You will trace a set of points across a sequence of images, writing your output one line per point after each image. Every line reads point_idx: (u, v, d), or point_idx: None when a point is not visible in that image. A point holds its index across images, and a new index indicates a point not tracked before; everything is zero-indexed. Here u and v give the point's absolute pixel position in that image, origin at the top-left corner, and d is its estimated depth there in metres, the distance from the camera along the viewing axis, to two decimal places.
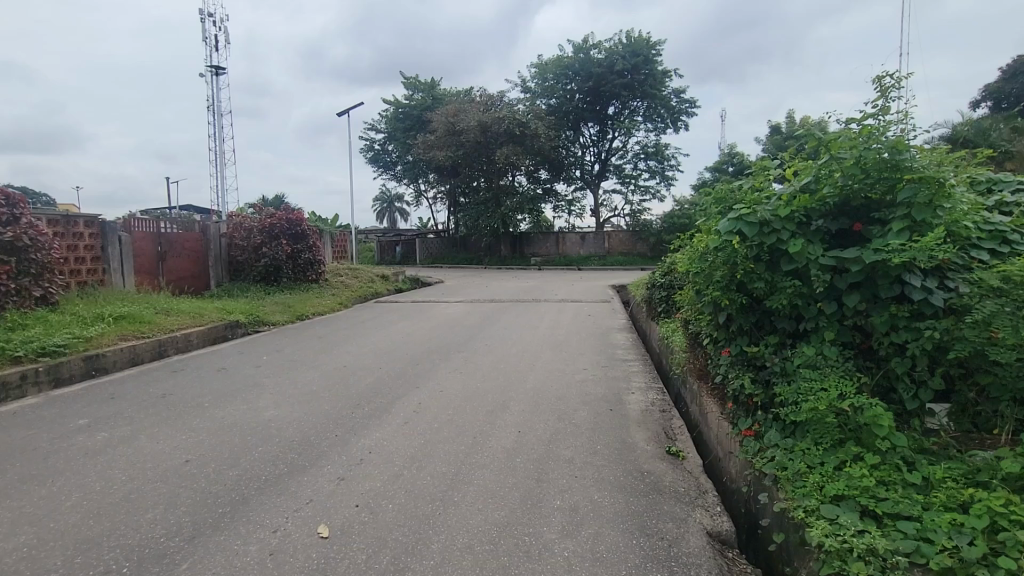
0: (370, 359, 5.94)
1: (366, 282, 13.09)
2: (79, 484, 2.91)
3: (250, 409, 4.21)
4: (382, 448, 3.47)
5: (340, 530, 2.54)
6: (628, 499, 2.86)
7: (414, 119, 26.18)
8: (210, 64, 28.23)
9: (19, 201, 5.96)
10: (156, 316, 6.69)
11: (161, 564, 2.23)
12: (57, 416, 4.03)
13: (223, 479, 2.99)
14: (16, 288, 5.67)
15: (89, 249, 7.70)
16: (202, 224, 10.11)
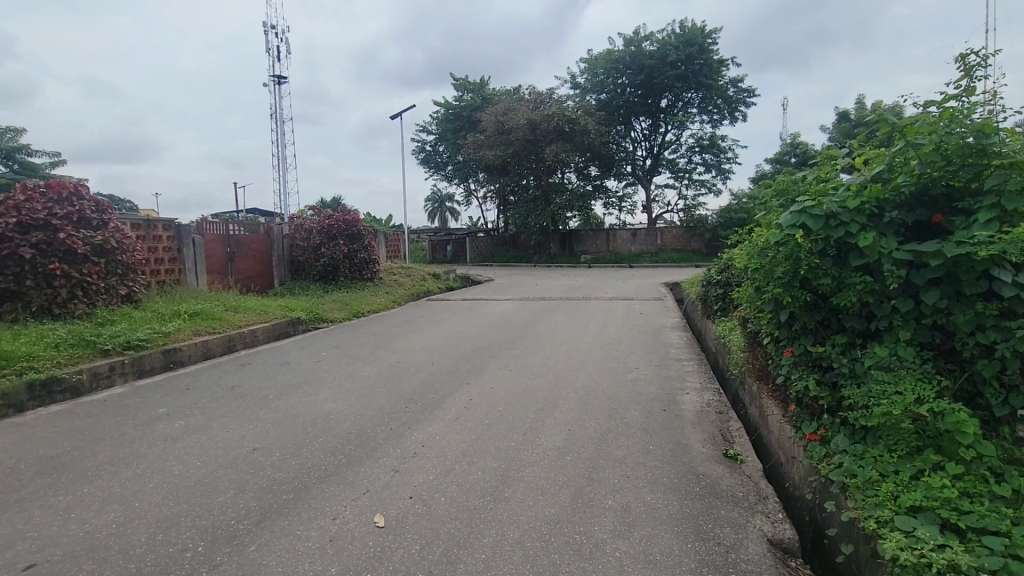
0: (423, 356, 6.07)
1: (418, 281, 13.41)
2: (160, 468, 3.14)
3: (310, 402, 4.41)
4: (435, 443, 3.55)
5: (395, 520, 2.61)
6: (682, 502, 2.79)
7: (464, 119, 26.53)
8: (273, 74, 29.79)
9: (108, 207, 6.50)
10: (225, 313, 7.13)
11: (231, 545, 2.37)
12: (140, 405, 4.37)
13: (286, 467, 3.15)
14: (105, 287, 6.19)
15: (166, 251, 8.30)
16: (267, 225, 10.67)
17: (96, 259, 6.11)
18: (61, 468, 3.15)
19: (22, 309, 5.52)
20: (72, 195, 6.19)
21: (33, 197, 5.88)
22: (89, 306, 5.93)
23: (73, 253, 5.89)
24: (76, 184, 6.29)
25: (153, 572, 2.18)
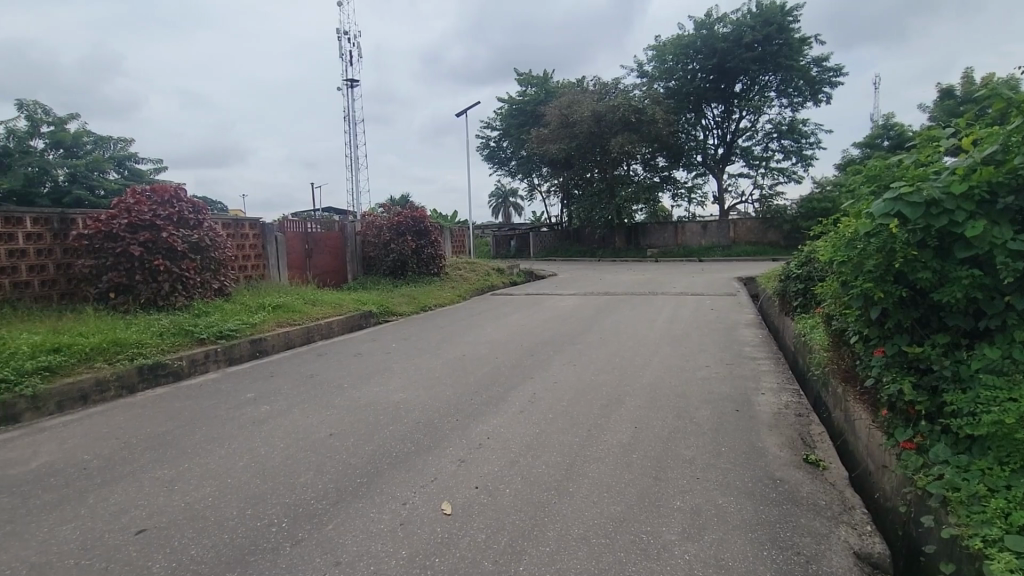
0: (488, 350, 6.17)
1: (483, 275, 13.62)
2: (248, 448, 3.40)
3: (381, 391, 4.60)
4: (500, 435, 3.59)
5: (461, 508, 2.67)
6: (757, 508, 2.65)
7: (528, 114, 26.55)
8: (346, 78, 31.29)
9: (203, 208, 7.10)
10: (305, 306, 7.59)
11: (312, 522, 2.53)
12: (231, 390, 4.75)
13: (360, 453, 3.30)
14: (201, 281, 6.76)
15: (253, 247, 8.95)
16: (341, 223, 11.24)
17: (193, 256, 6.70)
18: (166, 445, 3.49)
19: (133, 301, 6.14)
20: (173, 197, 6.80)
21: (140, 201, 6.50)
22: (188, 299, 6.50)
23: (174, 251, 6.48)
24: (176, 188, 6.91)
25: (243, 543, 2.37)
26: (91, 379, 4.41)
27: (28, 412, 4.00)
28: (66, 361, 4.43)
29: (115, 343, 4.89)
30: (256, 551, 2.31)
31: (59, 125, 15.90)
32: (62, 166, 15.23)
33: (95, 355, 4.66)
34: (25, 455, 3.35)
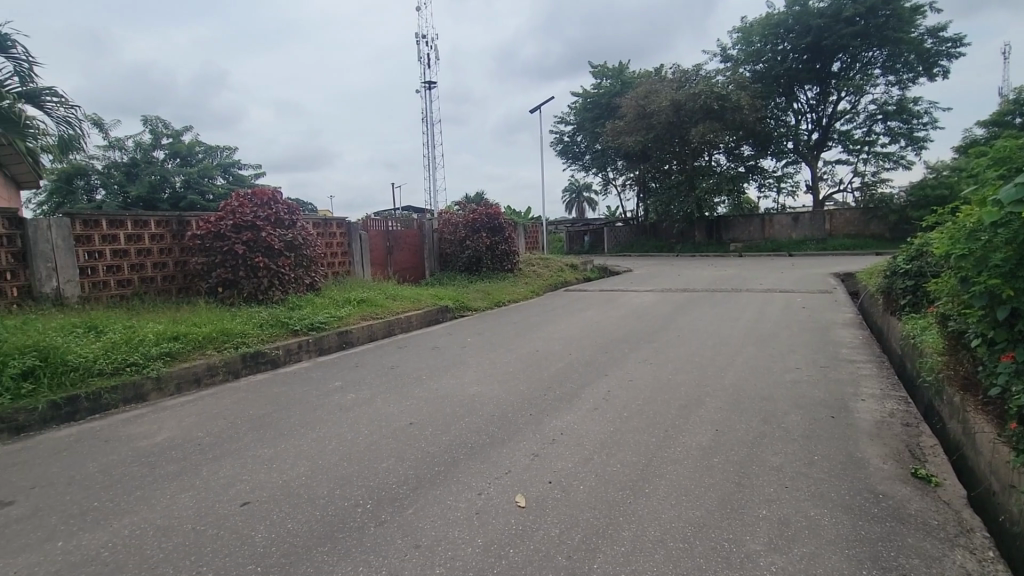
0: (562, 346, 6.15)
1: (556, 271, 13.59)
2: (337, 433, 3.63)
3: (457, 384, 4.73)
4: (573, 431, 3.57)
5: (535, 502, 2.69)
6: (855, 523, 2.44)
7: (603, 106, 26.07)
8: (424, 80, 32.40)
9: (296, 209, 7.64)
10: (386, 300, 7.97)
11: (394, 506, 2.66)
12: (321, 378, 5.09)
13: (438, 442, 3.42)
14: (295, 277, 7.31)
15: (339, 245, 9.52)
16: (420, 221, 11.67)
17: (288, 254, 7.25)
18: (265, 426, 3.81)
19: (237, 295, 6.77)
20: (270, 200, 7.38)
21: (243, 203, 7.11)
22: (283, 293, 7.05)
23: (272, 249, 7.04)
24: (273, 191, 7.48)
25: (333, 521, 2.53)
26: (204, 364, 4.91)
27: (154, 392, 4.52)
28: (183, 349, 4.96)
29: (223, 333, 5.40)
30: (344, 529, 2.46)
31: (176, 137, 17.77)
32: (178, 173, 17.03)
33: (207, 343, 5.17)
34: (151, 430, 3.79)
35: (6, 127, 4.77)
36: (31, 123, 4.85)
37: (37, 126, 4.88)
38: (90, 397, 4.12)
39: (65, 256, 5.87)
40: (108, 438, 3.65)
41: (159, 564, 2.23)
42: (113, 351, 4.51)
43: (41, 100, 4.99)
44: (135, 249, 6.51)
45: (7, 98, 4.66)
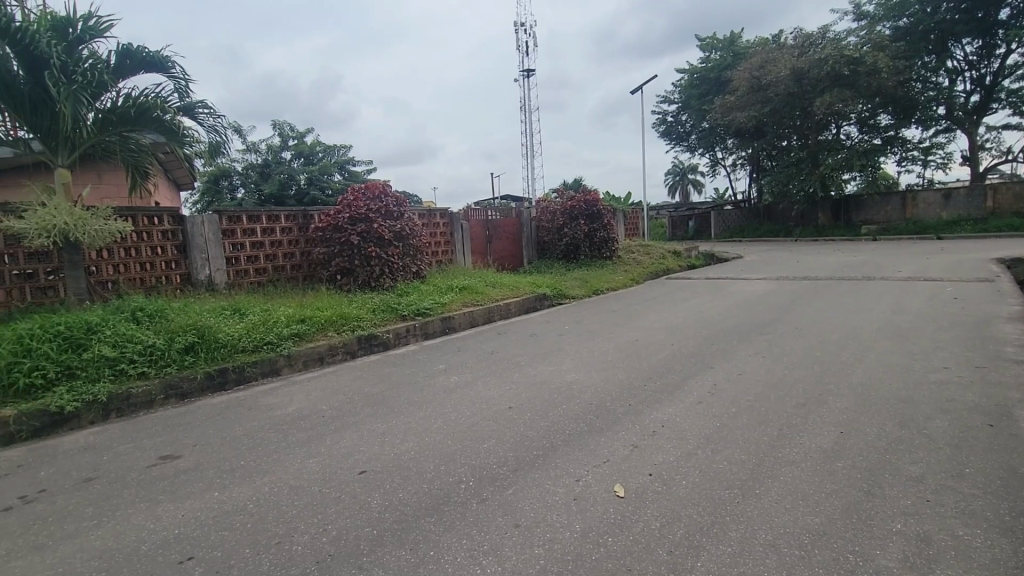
0: (663, 335, 5.91)
1: (657, 259, 13.08)
2: (441, 413, 3.83)
3: (555, 371, 4.75)
4: (676, 424, 3.44)
5: (634, 493, 2.63)
6: (1018, 549, 2.09)
7: (711, 82, 24.40)
8: (523, 69, 32.69)
9: (404, 201, 8.11)
10: (486, 288, 8.20)
11: (495, 485, 2.75)
12: (427, 361, 5.39)
13: (536, 427, 3.47)
14: (403, 265, 7.78)
15: (442, 235, 9.94)
16: (518, 210, 11.84)
17: (396, 244, 7.73)
18: (378, 403, 4.12)
19: (353, 282, 7.36)
20: (381, 193, 7.89)
21: (358, 197, 7.68)
22: (393, 280, 7.55)
23: (382, 239, 7.55)
24: (383, 185, 7.99)
25: (438, 494, 2.68)
26: (326, 345, 5.42)
27: (285, 368, 5.07)
28: (309, 330, 5.50)
29: (341, 316, 5.91)
30: (449, 503, 2.60)
31: (300, 139, 19.59)
32: (302, 172, 18.77)
33: (328, 325, 5.69)
34: (283, 402, 4.26)
35: (169, 137, 5.58)
36: (187, 132, 5.61)
37: (192, 134, 5.64)
38: (236, 370, 4.72)
39: (215, 247, 6.74)
40: (250, 406, 4.17)
41: (293, 519, 2.51)
42: (253, 331, 5.12)
43: (195, 111, 5.74)
44: (269, 241, 7.31)
45: (169, 111, 5.41)
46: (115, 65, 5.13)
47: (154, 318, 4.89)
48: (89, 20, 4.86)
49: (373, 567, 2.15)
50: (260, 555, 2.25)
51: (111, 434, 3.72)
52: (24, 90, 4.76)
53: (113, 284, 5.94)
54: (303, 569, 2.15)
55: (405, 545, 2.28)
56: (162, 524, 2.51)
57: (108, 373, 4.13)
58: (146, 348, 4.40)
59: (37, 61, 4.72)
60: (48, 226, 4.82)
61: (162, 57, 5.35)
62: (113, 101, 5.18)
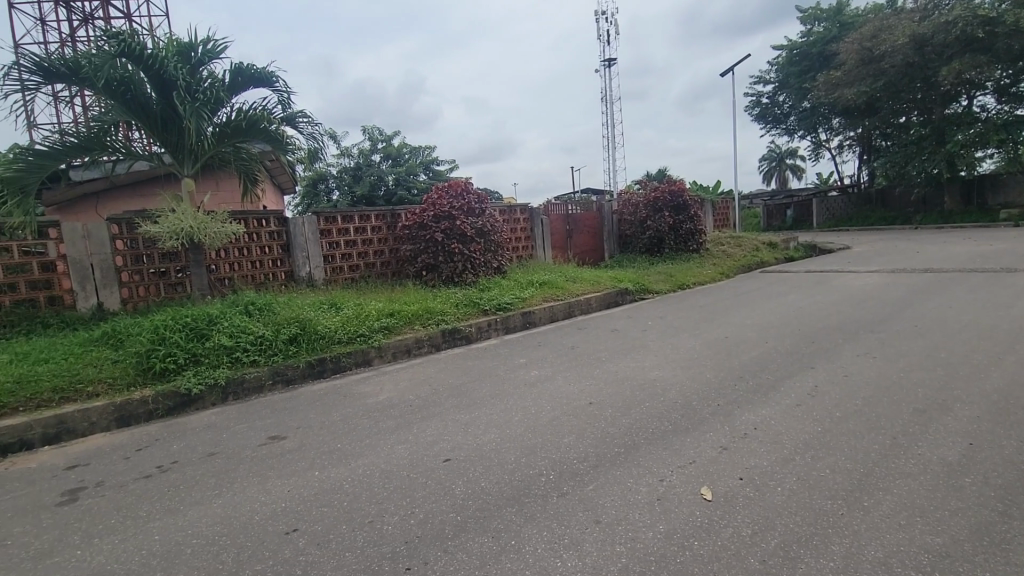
0: (757, 333, 5.55)
1: (750, 251, 12.29)
2: (523, 406, 3.87)
3: (638, 368, 4.63)
4: (771, 427, 3.22)
5: (723, 497, 2.50)
6: None
7: (813, 57, 22.40)
8: (606, 58, 32.04)
9: (485, 198, 8.29)
10: (566, 282, 8.17)
11: (576, 480, 2.73)
12: (508, 355, 5.47)
13: (618, 424, 3.40)
14: (484, 261, 7.95)
15: (523, 230, 10.01)
16: (599, 204, 11.66)
17: (478, 240, 7.91)
18: (462, 395, 4.24)
19: (437, 277, 7.63)
20: (464, 191, 8.10)
21: (441, 195, 7.94)
22: (475, 276, 7.74)
23: (465, 236, 7.76)
24: (465, 183, 8.21)
25: (519, 486, 2.71)
26: (413, 338, 5.67)
27: (376, 359, 5.39)
28: (397, 324, 5.77)
29: (427, 311, 6.15)
30: (530, 495, 2.62)
31: (388, 142, 20.60)
32: (390, 173, 19.71)
33: (415, 319, 5.96)
34: (375, 390, 4.53)
35: (274, 145, 6.10)
36: (290, 141, 6.10)
37: (294, 142, 6.13)
38: (333, 360, 5.08)
39: (314, 246, 7.28)
40: (346, 394, 4.47)
41: (384, 500, 2.66)
42: (347, 323, 5.48)
43: (296, 121, 6.22)
44: (361, 240, 7.77)
45: (274, 122, 5.91)
46: (230, 83, 5.69)
47: (263, 311, 5.38)
48: (208, 43, 5.42)
49: (456, 552, 2.22)
50: (354, 531, 2.41)
51: (228, 414, 4.16)
52: (157, 110, 5.41)
53: (229, 281, 6.61)
54: (392, 548, 2.27)
55: (487, 532, 2.33)
56: (270, 498, 2.77)
57: (226, 359, 4.61)
58: (257, 338, 4.86)
59: (167, 84, 5.34)
60: (178, 229, 5.47)
61: (268, 73, 5.86)
62: (228, 115, 5.74)
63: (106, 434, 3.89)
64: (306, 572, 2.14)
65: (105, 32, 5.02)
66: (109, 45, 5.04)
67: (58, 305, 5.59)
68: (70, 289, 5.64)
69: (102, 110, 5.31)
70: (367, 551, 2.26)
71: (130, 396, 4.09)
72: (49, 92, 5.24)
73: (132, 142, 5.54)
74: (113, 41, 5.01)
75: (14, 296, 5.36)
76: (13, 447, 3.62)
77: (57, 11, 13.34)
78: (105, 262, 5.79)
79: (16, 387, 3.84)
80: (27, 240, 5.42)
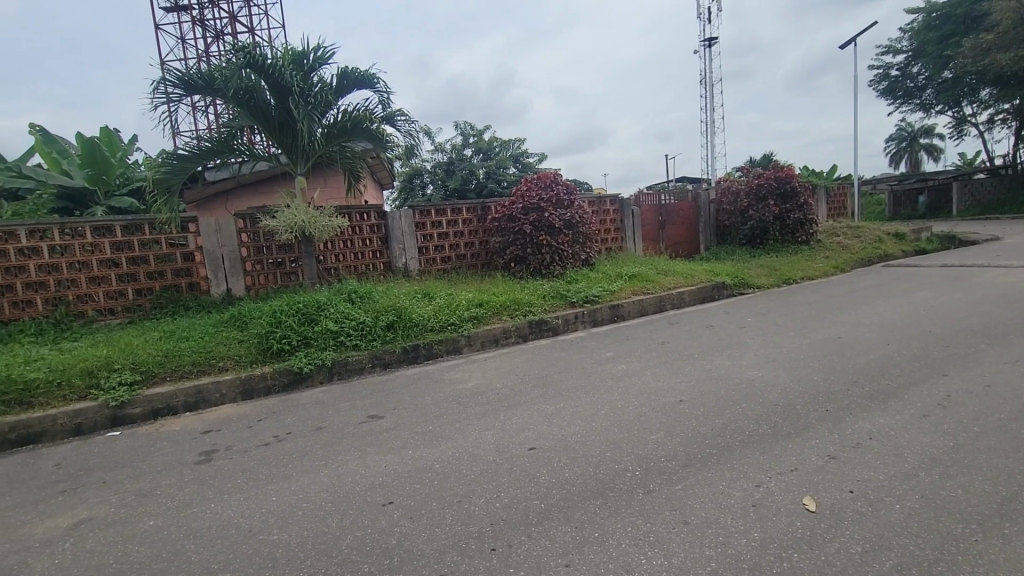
0: (876, 334, 4.98)
1: (871, 242, 11.05)
2: (609, 400, 3.81)
3: (734, 367, 4.35)
4: (889, 438, 2.89)
5: (829, 509, 2.29)
6: None
7: (957, 20, 19.23)
8: (706, 39, 30.26)
9: (574, 189, 8.22)
10: (658, 275, 7.88)
11: (663, 479, 2.64)
12: (596, 348, 5.40)
13: (710, 424, 3.23)
14: (572, 253, 7.90)
15: (613, 221, 9.79)
16: (695, 193, 11.10)
17: (566, 232, 7.86)
18: (548, 385, 4.27)
19: (525, 269, 7.70)
20: (552, 182, 8.10)
21: (531, 187, 7.98)
22: (563, 268, 7.72)
23: (553, 228, 7.75)
24: (554, 174, 8.20)
25: (603, 479, 2.68)
26: (501, 328, 5.80)
27: (466, 347, 5.57)
28: (486, 314, 5.92)
29: (515, 302, 6.23)
30: (613, 489, 2.58)
31: (480, 136, 21.06)
32: (481, 167, 20.16)
33: (503, 309, 6.08)
34: (463, 377, 4.69)
35: (375, 144, 6.48)
36: (389, 138, 6.46)
37: (392, 140, 6.47)
38: (426, 347, 5.34)
39: (410, 238, 7.66)
40: (437, 380, 4.68)
41: (471, 482, 2.75)
42: (440, 312, 5.72)
43: (395, 120, 6.56)
44: (452, 232, 8.05)
45: (375, 121, 6.27)
46: (336, 86, 6.12)
47: (364, 299, 5.76)
48: (318, 51, 5.87)
49: (540, 538, 2.24)
50: (444, 509, 2.52)
51: (334, 393, 4.52)
52: (275, 115, 5.97)
53: (335, 271, 7.16)
54: (478, 528, 2.35)
55: (571, 522, 2.33)
56: (369, 471, 2.98)
57: (332, 343, 5.00)
58: (359, 324, 5.21)
59: (284, 90, 5.87)
60: (292, 223, 6.01)
61: (370, 75, 6.23)
62: (334, 117, 6.19)
63: (232, 405, 4.40)
64: (400, 542, 2.28)
65: (232, 46, 5.61)
66: (236, 58, 5.63)
67: (196, 290, 6.38)
68: (205, 277, 6.42)
69: (231, 116, 5.94)
70: (455, 529, 2.35)
71: (252, 372, 4.58)
72: (189, 104, 5.97)
73: (255, 145, 6.14)
74: (240, 54, 5.61)
75: (162, 283, 6.20)
76: (161, 411, 4.21)
77: (195, 31, 15.11)
78: (233, 253, 6.53)
79: (163, 360, 4.46)
80: (172, 234, 6.23)
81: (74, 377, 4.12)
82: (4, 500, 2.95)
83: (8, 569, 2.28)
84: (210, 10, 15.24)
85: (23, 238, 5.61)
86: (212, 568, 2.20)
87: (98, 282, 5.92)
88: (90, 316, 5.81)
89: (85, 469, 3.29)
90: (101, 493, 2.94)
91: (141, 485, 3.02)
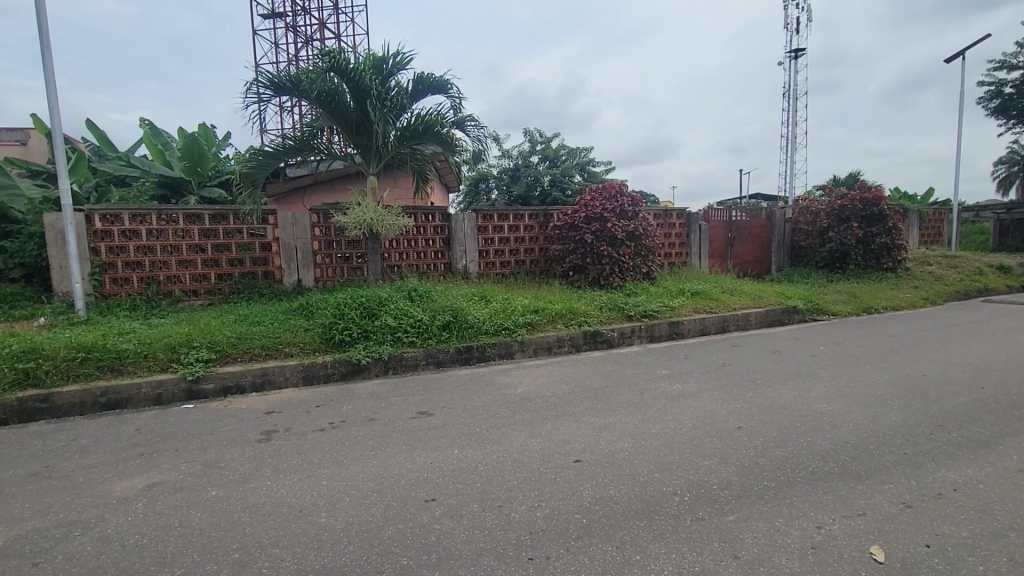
0: (969, 375, 4.51)
1: (970, 274, 10.05)
2: (662, 420, 3.67)
3: (801, 397, 4.07)
4: (976, 491, 2.59)
5: (900, 563, 2.08)
6: None
7: None
8: (792, 51, 28.94)
9: (639, 200, 8.05)
10: (723, 294, 7.56)
11: (713, 507, 2.51)
12: (652, 364, 5.23)
13: (769, 456, 3.04)
14: (633, 266, 7.77)
15: (678, 236, 9.50)
16: (769, 210, 10.54)
17: (628, 243, 7.72)
18: (599, 398, 4.19)
19: (584, 278, 7.64)
20: (618, 193, 7.98)
21: (594, 197, 7.89)
22: (622, 280, 7.60)
23: (615, 239, 7.63)
24: (619, 185, 8.07)
25: (650, 501, 2.58)
26: (554, 336, 5.76)
27: (519, 352, 5.58)
28: (541, 321, 5.89)
29: (570, 311, 6.18)
30: (660, 513, 2.47)
31: (547, 143, 21.10)
32: (547, 174, 20.18)
33: (559, 318, 6.03)
34: (515, 383, 4.69)
35: (444, 147, 6.65)
36: (458, 143, 6.61)
37: (461, 144, 6.62)
38: (479, 349, 5.40)
39: (471, 241, 7.79)
40: (488, 382, 4.73)
41: (513, 488, 2.74)
42: (495, 315, 5.78)
43: (465, 125, 6.70)
44: (514, 238, 8.11)
45: (446, 126, 6.45)
46: (412, 90, 6.34)
47: (423, 298, 5.91)
48: (398, 56, 6.12)
49: (578, 553, 2.19)
50: (484, 512, 2.52)
51: (388, 387, 4.66)
52: (354, 117, 6.26)
53: (398, 268, 7.41)
54: (517, 535, 2.32)
55: (611, 541, 2.26)
56: (415, 466, 3.04)
57: (390, 338, 5.15)
58: (416, 321, 5.35)
59: (363, 93, 6.16)
60: (361, 220, 6.28)
61: (444, 80, 6.40)
62: (408, 120, 6.43)
63: (294, 389, 4.63)
64: (439, 540, 2.30)
65: (319, 50, 5.96)
66: (322, 62, 5.98)
67: (270, 279, 6.79)
68: (279, 267, 6.82)
69: (314, 117, 6.31)
70: (494, 534, 2.34)
71: (314, 360, 4.81)
72: (277, 104, 6.37)
73: (333, 144, 6.48)
74: (325, 58, 5.94)
75: (241, 269, 6.65)
76: (231, 389, 4.50)
77: (288, 37, 16.24)
78: (306, 246, 6.90)
79: (236, 341, 4.77)
80: (252, 224, 6.67)
81: (158, 350, 4.49)
82: (91, 457, 3.26)
83: (88, 520, 2.51)
84: (302, 17, 16.30)
85: (126, 221, 6.20)
86: (263, 542, 2.31)
87: (186, 265, 6.44)
88: (177, 296, 6.34)
89: (160, 437, 3.57)
90: (172, 461, 3.17)
91: (207, 456, 3.24)
